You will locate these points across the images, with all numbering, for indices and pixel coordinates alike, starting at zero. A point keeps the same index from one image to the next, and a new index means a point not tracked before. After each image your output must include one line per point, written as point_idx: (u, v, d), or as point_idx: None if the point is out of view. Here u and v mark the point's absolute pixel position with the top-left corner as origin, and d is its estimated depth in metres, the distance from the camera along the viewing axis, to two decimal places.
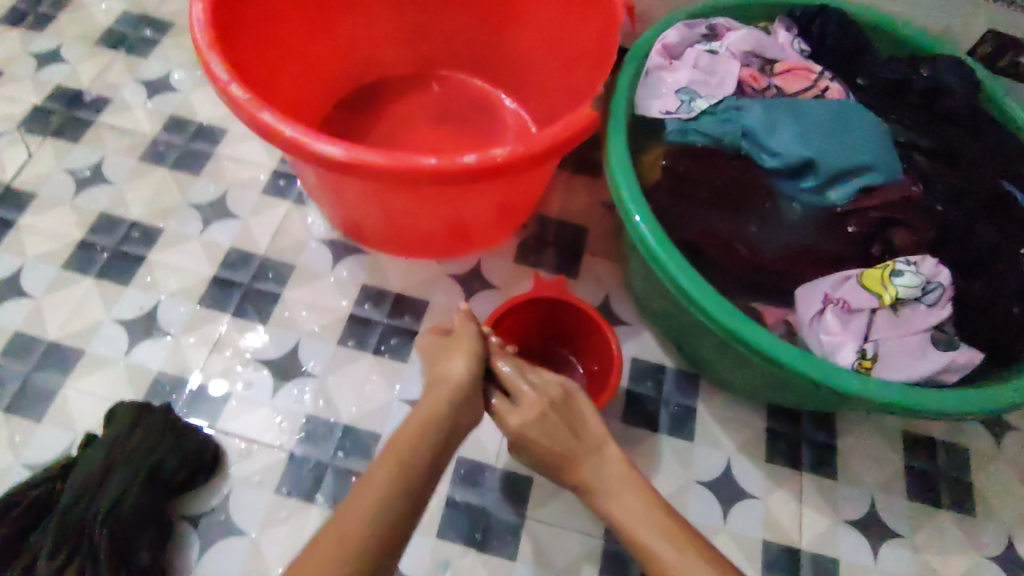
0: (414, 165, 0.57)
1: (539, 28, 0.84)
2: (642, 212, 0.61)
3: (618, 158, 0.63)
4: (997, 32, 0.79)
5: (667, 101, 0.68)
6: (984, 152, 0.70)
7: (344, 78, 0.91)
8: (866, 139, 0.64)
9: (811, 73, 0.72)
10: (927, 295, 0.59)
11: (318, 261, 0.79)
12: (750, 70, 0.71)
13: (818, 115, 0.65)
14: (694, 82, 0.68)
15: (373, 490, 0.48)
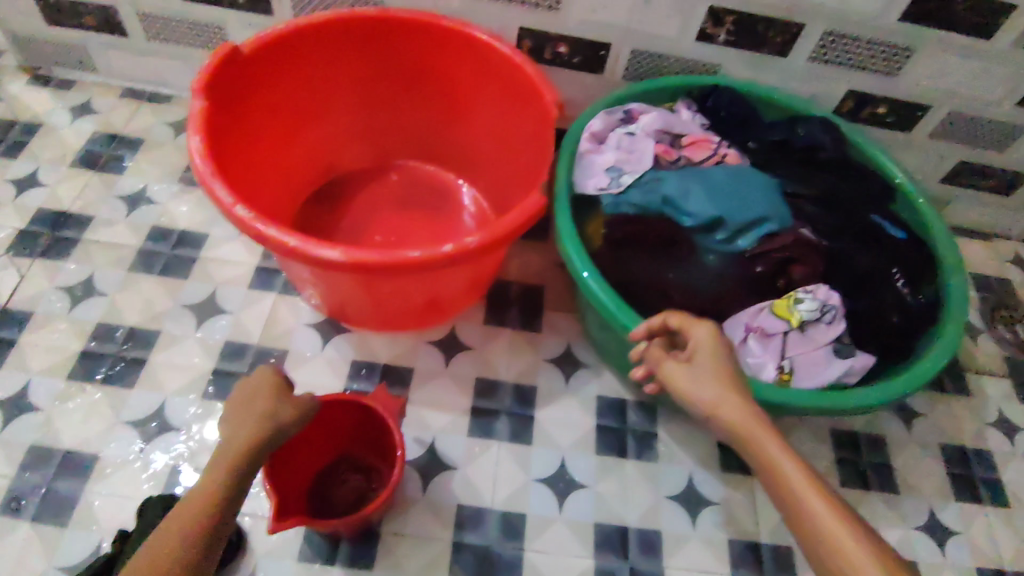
0: (400, 259, 0.67)
1: (483, 122, 0.98)
2: (590, 269, 0.73)
3: (566, 228, 0.76)
4: (856, 91, 0.99)
5: (600, 179, 0.82)
6: (857, 194, 0.87)
7: (313, 177, 1.01)
8: (762, 196, 0.78)
9: (711, 143, 0.88)
10: (826, 315, 0.73)
11: (306, 345, 0.88)
12: (662, 145, 0.86)
13: (719, 179, 0.80)
14: (620, 161, 0.83)
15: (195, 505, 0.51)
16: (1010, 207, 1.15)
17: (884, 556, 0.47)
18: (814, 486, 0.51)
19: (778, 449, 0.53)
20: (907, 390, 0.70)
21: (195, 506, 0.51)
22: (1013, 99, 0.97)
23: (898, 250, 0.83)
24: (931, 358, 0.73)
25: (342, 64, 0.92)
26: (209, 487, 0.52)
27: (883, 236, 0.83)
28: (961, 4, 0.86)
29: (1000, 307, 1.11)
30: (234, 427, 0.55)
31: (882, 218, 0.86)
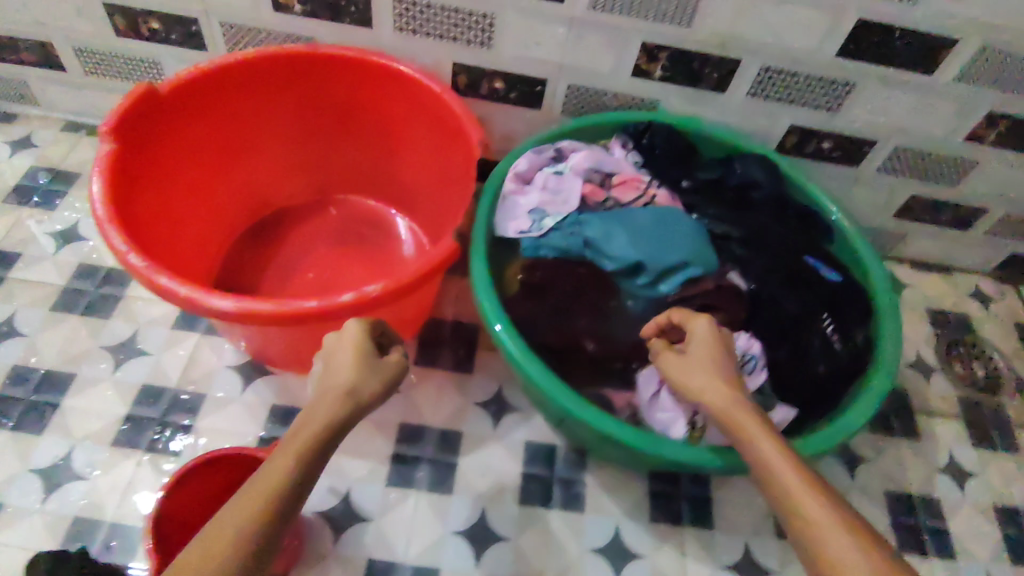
0: (297, 310, 0.66)
1: (416, 153, 0.97)
2: (501, 321, 0.71)
3: (480, 276, 0.74)
4: (799, 126, 0.96)
5: (521, 222, 0.80)
6: (792, 234, 0.84)
7: (248, 213, 1.00)
8: (685, 240, 0.76)
9: (640, 184, 0.86)
10: (745, 365, 0.73)
11: (226, 388, 0.87)
12: (590, 185, 0.84)
13: (641, 221, 0.77)
14: (545, 203, 0.81)
15: (270, 476, 0.49)
16: (966, 240, 1.12)
17: (858, 528, 0.48)
18: (792, 460, 0.53)
19: (754, 424, 0.56)
20: (824, 450, 0.67)
21: (279, 470, 0.50)
22: (960, 134, 0.95)
23: (829, 294, 0.79)
24: (854, 412, 0.70)
25: (270, 102, 0.91)
26: (288, 458, 0.51)
27: (815, 279, 0.80)
28: (898, 39, 0.84)
29: (956, 344, 1.08)
30: (323, 396, 0.57)
31: (820, 261, 0.82)
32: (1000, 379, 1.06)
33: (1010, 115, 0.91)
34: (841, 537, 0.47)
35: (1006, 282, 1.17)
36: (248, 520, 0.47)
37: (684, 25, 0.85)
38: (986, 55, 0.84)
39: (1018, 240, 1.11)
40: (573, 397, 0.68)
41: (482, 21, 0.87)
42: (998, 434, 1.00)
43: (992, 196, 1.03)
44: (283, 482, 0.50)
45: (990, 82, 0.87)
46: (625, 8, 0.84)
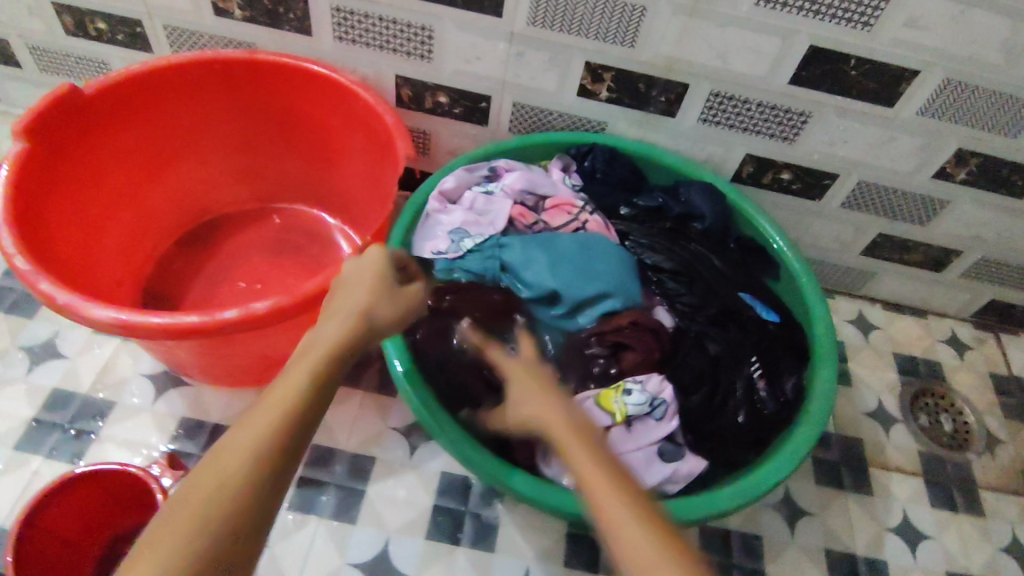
0: (177, 324, 0.65)
1: (354, 166, 0.95)
2: (399, 356, 0.71)
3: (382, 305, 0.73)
4: (755, 156, 0.91)
5: (440, 242, 0.76)
6: (728, 271, 0.84)
7: (185, 219, 1.00)
8: (606, 270, 0.74)
9: (574, 208, 0.82)
10: (654, 410, 0.71)
11: (137, 396, 0.85)
12: (521, 207, 0.81)
13: (565, 247, 0.74)
14: (467, 223, 0.77)
15: (285, 391, 0.46)
16: (939, 283, 1.05)
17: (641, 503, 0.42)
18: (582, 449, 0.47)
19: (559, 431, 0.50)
20: (730, 505, 0.65)
21: (295, 381, 0.46)
22: (926, 171, 0.89)
23: (760, 338, 0.80)
24: (773, 465, 0.68)
25: (205, 107, 0.91)
26: (310, 362, 0.48)
27: (749, 321, 0.80)
28: (853, 68, 0.78)
29: (923, 393, 1.01)
30: (337, 315, 0.54)
31: (753, 299, 0.83)
32: (968, 434, 0.99)
33: (980, 154, 0.84)
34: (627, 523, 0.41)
35: (985, 329, 1.10)
36: (262, 436, 0.43)
37: (627, 45, 0.81)
38: (950, 88, 0.78)
39: (997, 286, 1.04)
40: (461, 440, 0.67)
41: (420, 33, 0.85)
42: (961, 493, 0.93)
43: (965, 238, 0.97)
44: (296, 398, 0.45)
45: (955, 117, 0.81)
46: (564, 26, 0.80)
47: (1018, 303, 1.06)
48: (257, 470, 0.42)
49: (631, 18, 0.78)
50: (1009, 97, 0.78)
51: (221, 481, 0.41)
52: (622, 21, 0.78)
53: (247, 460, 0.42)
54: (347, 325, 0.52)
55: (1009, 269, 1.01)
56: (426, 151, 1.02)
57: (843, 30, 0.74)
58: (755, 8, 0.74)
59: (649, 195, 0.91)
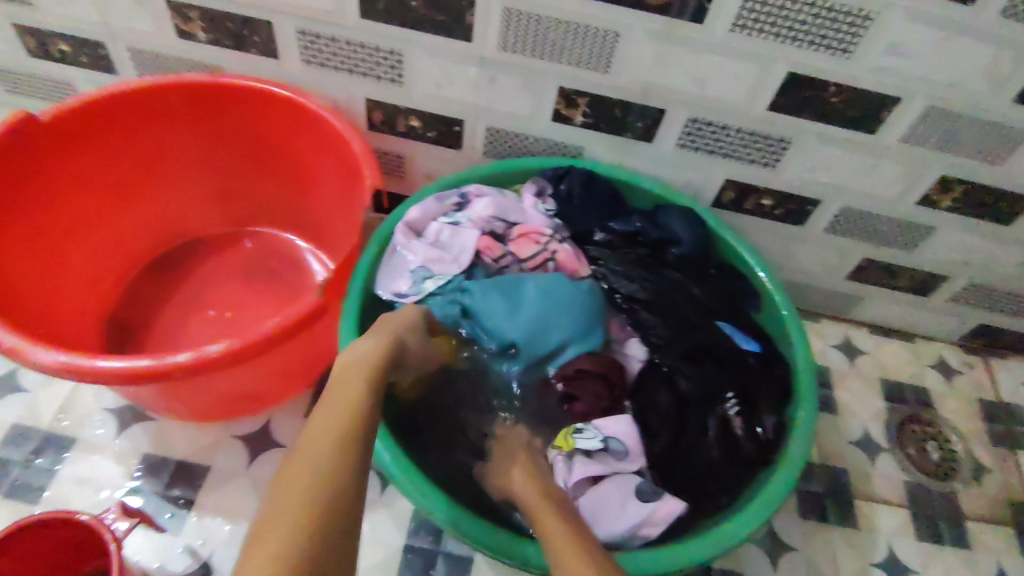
0: (129, 368, 0.62)
1: (326, 191, 0.93)
2: None
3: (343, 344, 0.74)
4: (735, 181, 0.89)
5: (400, 282, 0.79)
6: (706, 299, 0.83)
7: (154, 245, 0.97)
8: (565, 320, 0.77)
9: (542, 237, 0.85)
10: (611, 446, 0.72)
11: (98, 432, 0.83)
12: (487, 239, 0.83)
13: (525, 297, 0.77)
14: (429, 260, 0.79)
15: (342, 408, 0.52)
16: (926, 308, 1.03)
17: None
18: None
19: None
20: (700, 557, 0.66)
21: (351, 391, 0.54)
22: (911, 198, 0.86)
23: (739, 371, 0.79)
24: (740, 520, 0.68)
25: (172, 132, 0.89)
26: (357, 386, 0.55)
27: (727, 354, 0.79)
28: (833, 95, 0.75)
29: (911, 421, 0.99)
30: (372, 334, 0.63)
31: (731, 327, 0.83)
32: (956, 463, 0.96)
33: (965, 181, 0.82)
34: None
35: (974, 353, 1.08)
36: (331, 453, 0.47)
37: (601, 70, 0.78)
38: (933, 115, 0.76)
39: (985, 311, 1.02)
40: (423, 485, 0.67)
41: (389, 57, 0.82)
42: (948, 526, 0.90)
43: (952, 263, 0.95)
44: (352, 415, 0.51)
45: (939, 145, 0.78)
46: (536, 51, 0.78)
47: (1007, 328, 1.04)
48: (336, 476, 0.46)
49: (604, 43, 0.75)
50: (995, 123, 0.75)
51: (306, 491, 0.44)
52: (595, 47, 0.76)
53: (325, 472, 0.46)
54: (382, 344, 0.62)
55: (997, 295, 0.98)
56: (402, 174, 1.00)
57: (822, 57, 0.72)
58: (731, 34, 0.72)
59: (625, 219, 0.88)
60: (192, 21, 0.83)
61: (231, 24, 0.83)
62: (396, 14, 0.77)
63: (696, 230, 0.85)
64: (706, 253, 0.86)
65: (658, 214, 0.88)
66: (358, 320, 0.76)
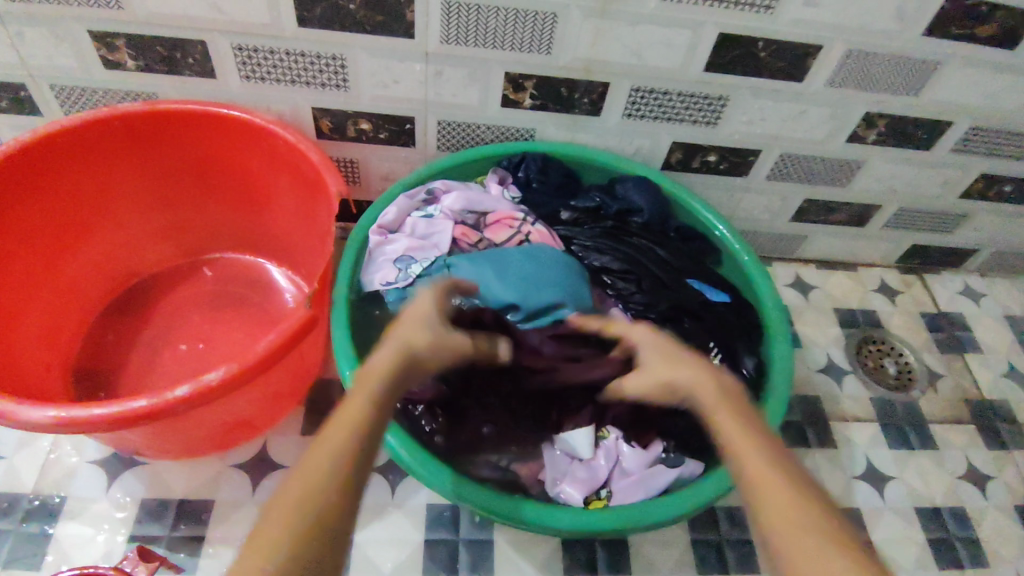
0: (127, 412, 0.61)
1: (283, 208, 0.92)
2: None
3: (336, 339, 0.75)
4: (680, 143, 0.94)
5: (388, 272, 0.81)
6: (673, 260, 0.89)
7: (109, 287, 0.94)
8: (557, 280, 0.78)
9: (515, 221, 0.88)
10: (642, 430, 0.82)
11: (88, 487, 0.80)
12: (462, 227, 0.86)
13: (509, 262, 0.78)
14: (411, 249, 0.82)
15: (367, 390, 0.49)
16: (864, 237, 1.11)
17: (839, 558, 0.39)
18: (776, 471, 0.44)
19: (741, 440, 0.47)
20: (715, 493, 0.70)
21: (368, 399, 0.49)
22: (840, 137, 0.93)
23: (716, 320, 0.85)
24: None
25: (115, 169, 0.86)
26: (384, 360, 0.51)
27: (705, 312, 0.85)
28: (762, 50, 0.81)
29: (866, 342, 1.07)
30: (386, 342, 0.53)
31: (701, 282, 0.89)
32: (911, 373, 1.05)
33: (886, 114, 0.89)
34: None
35: (910, 272, 1.18)
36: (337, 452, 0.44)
37: (544, 52, 0.81)
38: (852, 58, 0.82)
39: (916, 232, 1.11)
40: (435, 468, 0.69)
41: (331, 63, 0.81)
42: (913, 430, 0.99)
43: (883, 193, 1.03)
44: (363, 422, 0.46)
45: (860, 84, 0.85)
46: (479, 40, 0.79)
47: (936, 245, 1.14)
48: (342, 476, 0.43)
49: (544, 25, 0.77)
50: (906, 59, 0.82)
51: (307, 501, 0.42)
52: (537, 29, 0.78)
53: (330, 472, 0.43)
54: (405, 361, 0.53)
55: (924, 215, 1.07)
56: (356, 179, 1.00)
57: (747, 16, 0.76)
58: (664, 4, 0.75)
59: (584, 197, 0.94)
60: (118, 50, 0.80)
61: (161, 49, 0.80)
62: (334, 18, 0.76)
63: (652, 198, 0.91)
64: (665, 217, 0.92)
65: (615, 186, 0.93)
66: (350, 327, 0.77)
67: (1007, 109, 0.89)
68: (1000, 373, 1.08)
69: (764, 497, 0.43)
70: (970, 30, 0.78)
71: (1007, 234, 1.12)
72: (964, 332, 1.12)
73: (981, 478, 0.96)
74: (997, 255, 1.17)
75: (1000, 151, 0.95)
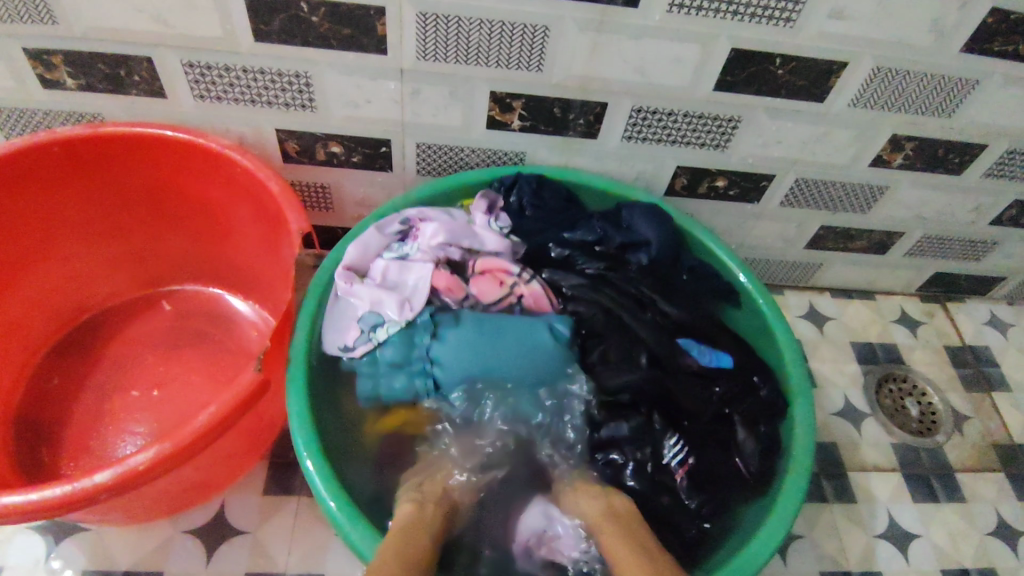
0: (43, 502, 0.52)
1: (247, 241, 0.83)
2: (332, 491, 0.62)
3: (293, 406, 0.66)
4: (686, 168, 0.85)
5: (349, 333, 0.72)
6: (671, 315, 0.81)
7: (55, 326, 0.85)
8: (531, 360, 0.71)
9: (508, 276, 0.79)
10: None
11: (24, 557, 0.72)
12: (446, 277, 0.76)
13: (490, 344, 0.71)
14: (379, 304, 0.73)
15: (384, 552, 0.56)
16: (885, 265, 1.03)
17: None
18: None
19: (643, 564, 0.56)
20: None
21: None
22: (863, 161, 0.84)
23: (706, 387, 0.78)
24: (761, 539, 0.65)
25: (57, 199, 0.77)
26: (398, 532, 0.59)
27: (692, 389, 0.77)
28: (780, 67, 0.72)
29: (887, 380, 0.98)
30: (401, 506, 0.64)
31: (695, 344, 0.80)
32: (935, 415, 0.96)
33: (915, 137, 0.80)
34: None
35: (932, 301, 1.09)
36: None
37: (534, 69, 0.72)
38: (880, 76, 0.73)
39: (940, 260, 1.02)
40: None
41: (296, 82, 0.72)
42: (940, 481, 0.90)
43: (907, 220, 0.94)
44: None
45: (888, 105, 0.76)
46: (460, 56, 0.70)
47: (961, 273, 1.05)
48: None
49: (534, 40, 0.68)
50: (941, 77, 0.73)
51: None
52: (526, 44, 0.69)
53: None
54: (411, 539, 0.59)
55: (951, 242, 0.98)
56: (329, 206, 0.91)
57: (764, 29, 0.67)
58: (669, 16, 0.66)
59: (584, 227, 0.85)
60: (54, 67, 0.71)
61: (102, 66, 0.71)
62: (296, 32, 0.67)
63: (660, 227, 0.82)
64: (675, 254, 0.83)
65: (620, 214, 0.85)
66: (307, 391, 0.68)
67: None
68: None
69: None
70: (1014, 45, 0.69)
71: None
72: (991, 368, 1.03)
73: (1013, 535, 0.87)
74: None
75: None
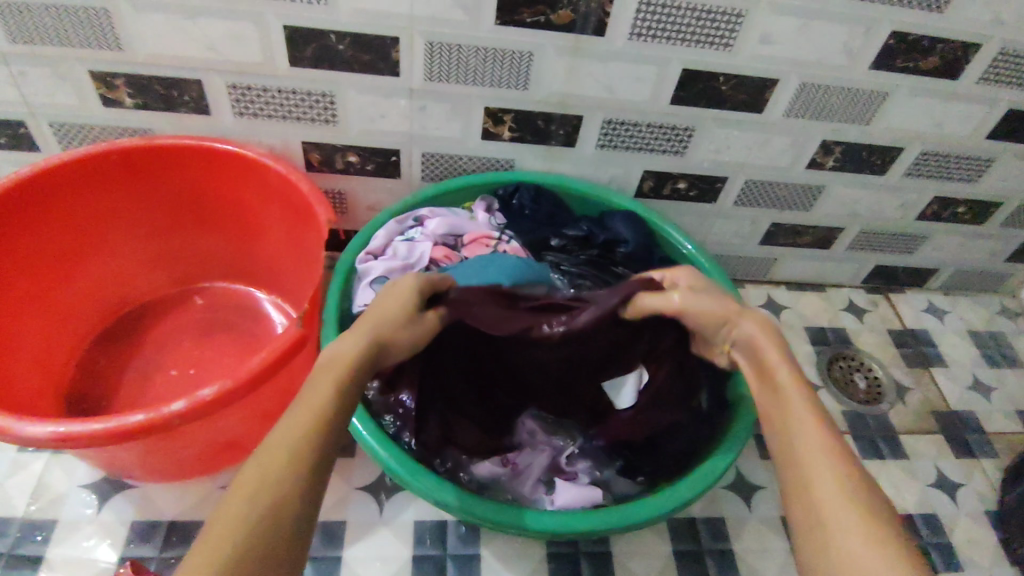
0: (123, 427, 0.63)
1: (274, 236, 0.96)
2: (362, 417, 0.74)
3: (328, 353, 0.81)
4: (652, 172, 0.99)
5: (366, 296, 0.86)
6: None
7: (102, 316, 0.96)
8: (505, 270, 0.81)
9: (491, 240, 0.94)
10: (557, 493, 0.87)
11: (79, 510, 0.81)
12: (443, 249, 0.91)
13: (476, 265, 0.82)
14: (390, 270, 0.87)
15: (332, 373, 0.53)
16: (832, 259, 1.17)
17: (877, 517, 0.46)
18: (838, 455, 0.51)
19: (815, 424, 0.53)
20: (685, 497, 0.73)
21: (321, 397, 0.51)
22: (801, 164, 0.99)
23: None
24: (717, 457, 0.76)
25: (114, 201, 0.89)
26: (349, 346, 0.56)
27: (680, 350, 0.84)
28: (723, 84, 0.87)
29: (837, 358, 1.12)
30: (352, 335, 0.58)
31: None
32: (880, 387, 1.09)
33: (842, 142, 0.96)
34: (849, 515, 0.47)
35: (876, 292, 1.24)
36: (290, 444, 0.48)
37: (521, 87, 0.86)
38: (807, 90, 0.88)
39: (878, 253, 1.16)
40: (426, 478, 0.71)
41: (322, 100, 0.87)
42: (885, 441, 1.02)
43: (844, 217, 1.09)
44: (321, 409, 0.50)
45: (816, 115, 0.92)
46: (460, 77, 0.84)
47: (899, 266, 1.20)
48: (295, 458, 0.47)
49: (520, 62, 0.83)
50: (856, 90, 0.89)
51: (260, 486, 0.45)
52: (514, 67, 0.84)
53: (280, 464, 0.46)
54: (364, 347, 0.56)
55: (886, 237, 1.13)
56: (345, 210, 1.04)
57: (708, 52, 0.83)
58: (630, 42, 0.81)
59: (573, 227, 0.98)
60: (117, 89, 0.85)
61: (158, 87, 0.85)
62: (324, 58, 0.81)
63: (631, 222, 0.97)
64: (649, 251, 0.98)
65: (604, 219, 0.99)
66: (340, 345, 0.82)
67: (953, 137, 0.96)
68: (966, 386, 1.12)
69: (825, 473, 0.50)
70: (913, 63, 0.85)
71: (965, 254, 1.18)
72: (930, 348, 1.17)
73: (952, 486, 0.99)
74: (957, 275, 1.23)
75: (951, 175, 1.02)
